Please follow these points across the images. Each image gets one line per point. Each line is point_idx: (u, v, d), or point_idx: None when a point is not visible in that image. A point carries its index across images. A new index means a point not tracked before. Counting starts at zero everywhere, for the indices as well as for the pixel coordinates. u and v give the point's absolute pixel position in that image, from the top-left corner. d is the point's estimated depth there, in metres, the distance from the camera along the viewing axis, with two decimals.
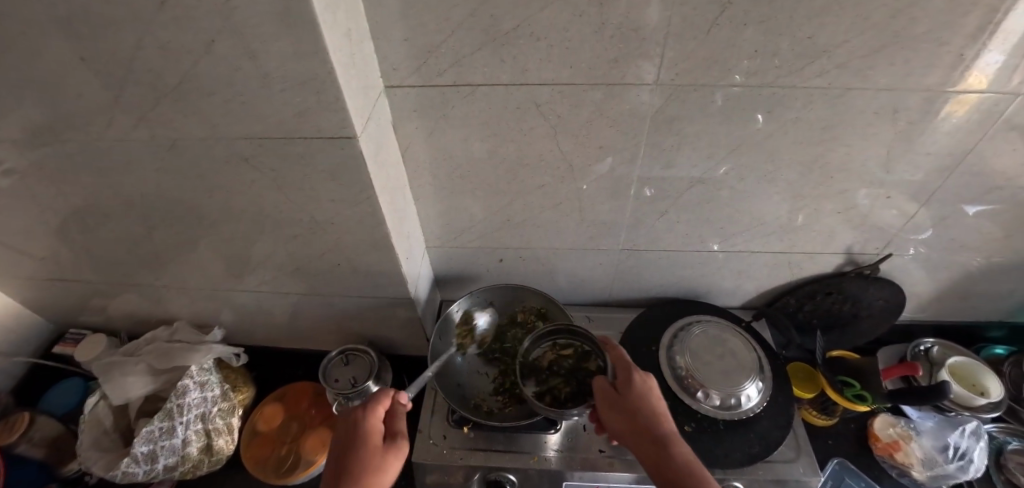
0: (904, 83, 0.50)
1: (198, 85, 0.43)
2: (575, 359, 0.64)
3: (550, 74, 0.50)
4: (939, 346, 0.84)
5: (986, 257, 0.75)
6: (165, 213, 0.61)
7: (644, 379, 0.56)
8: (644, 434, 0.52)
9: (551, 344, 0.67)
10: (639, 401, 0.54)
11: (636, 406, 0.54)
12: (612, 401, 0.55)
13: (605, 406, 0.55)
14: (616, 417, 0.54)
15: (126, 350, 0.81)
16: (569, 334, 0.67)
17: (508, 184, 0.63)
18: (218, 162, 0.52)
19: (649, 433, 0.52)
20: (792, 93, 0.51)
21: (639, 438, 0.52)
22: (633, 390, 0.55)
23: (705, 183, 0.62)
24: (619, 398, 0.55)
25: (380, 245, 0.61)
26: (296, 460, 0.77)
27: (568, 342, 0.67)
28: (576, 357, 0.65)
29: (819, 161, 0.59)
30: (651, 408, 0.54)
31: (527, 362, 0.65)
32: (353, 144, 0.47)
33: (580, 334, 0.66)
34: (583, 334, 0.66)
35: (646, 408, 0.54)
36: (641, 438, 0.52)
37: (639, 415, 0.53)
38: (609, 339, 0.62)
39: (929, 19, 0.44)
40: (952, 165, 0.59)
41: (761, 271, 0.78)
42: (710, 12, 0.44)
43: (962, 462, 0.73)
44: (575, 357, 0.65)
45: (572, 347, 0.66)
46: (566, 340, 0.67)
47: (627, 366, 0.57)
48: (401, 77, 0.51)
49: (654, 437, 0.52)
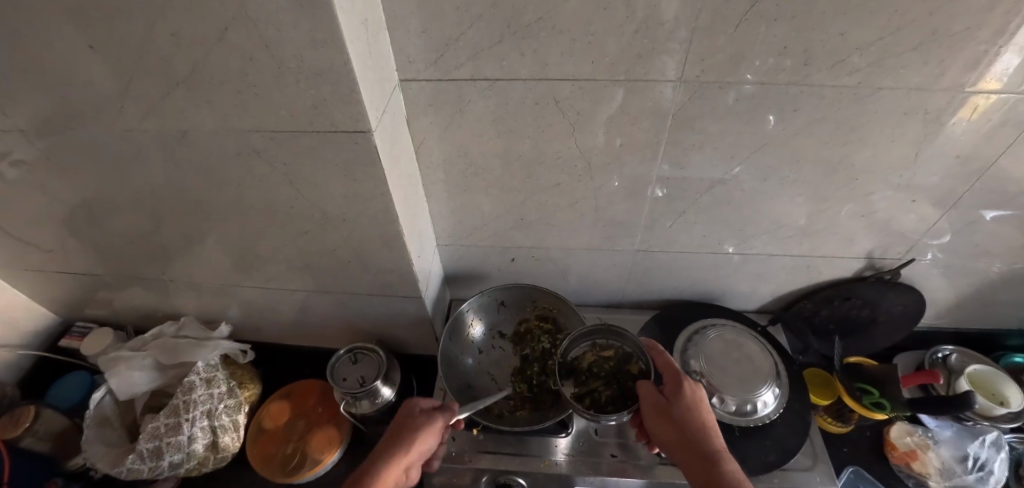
0: (939, 83, 0.48)
1: (210, 76, 0.42)
2: (616, 362, 0.63)
3: (570, 69, 0.48)
4: (958, 354, 0.82)
5: (1011, 263, 0.72)
6: (173, 207, 0.60)
7: (693, 389, 0.55)
8: (692, 447, 0.51)
9: (589, 345, 0.65)
10: (688, 413, 0.53)
11: (685, 417, 0.53)
12: (660, 410, 0.54)
13: (652, 413, 0.54)
14: (664, 427, 0.53)
15: (132, 345, 0.80)
16: (608, 334, 0.66)
17: (522, 182, 0.62)
18: (229, 156, 0.51)
19: (696, 447, 0.51)
20: (821, 92, 0.49)
21: (686, 451, 0.52)
22: (682, 401, 0.54)
23: (725, 184, 0.61)
24: (667, 407, 0.54)
25: (391, 242, 0.59)
26: (301, 461, 0.76)
27: (608, 343, 0.65)
28: (617, 359, 0.63)
29: (844, 163, 0.57)
30: (699, 421, 0.53)
31: (565, 363, 0.64)
32: (367, 139, 0.46)
33: (621, 335, 0.64)
34: (624, 335, 0.64)
35: (695, 420, 0.53)
36: (688, 452, 0.51)
37: (688, 427, 0.52)
38: (654, 344, 0.60)
39: (969, 16, 0.42)
40: (982, 169, 0.57)
41: (778, 274, 0.76)
42: (740, 6, 0.42)
43: (982, 473, 0.71)
44: (616, 359, 0.63)
45: (613, 348, 0.65)
46: (605, 341, 0.65)
47: (675, 373, 0.56)
48: (417, 71, 0.49)
49: (702, 451, 0.51)
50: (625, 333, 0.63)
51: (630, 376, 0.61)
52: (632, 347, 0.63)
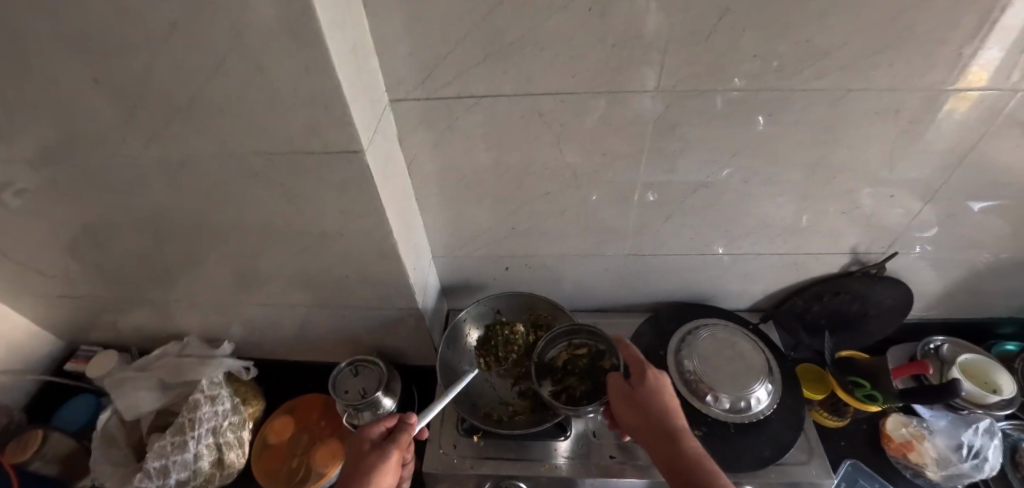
0: (906, 83, 0.50)
1: (208, 104, 0.44)
2: (590, 358, 0.66)
3: (552, 83, 0.50)
4: (949, 344, 0.83)
5: (994, 253, 0.74)
6: (175, 229, 0.62)
7: (656, 376, 0.57)
8: (656, 431, 0.53)
9: (565, 344, 0.68)
10: (652, 399, 0.55)
11: (649, 404, 0.55)
12: (626, 397, 0.56)
13: (619, 402, 0.56)
14: (630, 413, 0.55)
15: (137, 366, 0.81)
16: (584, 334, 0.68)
17: (512, 192, 0.63)
18: (228, 178, 0.53)
19: (659, 429, 0.53)
20: (795, 96, 0.51)
21: (650, 435, 0.54)
22: (646, 387, 0.56)
23: (709, 187, 0.62)
24: (633, 394, 0.56)
25: (386, 255, 0.61)
26: (305, 474, 0.77)
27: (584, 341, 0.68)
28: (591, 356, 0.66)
29: (822, 162, 0.59)
30: (663, 405, 0.55)
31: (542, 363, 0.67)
32: (360, 158, 0.48)
33: (597, 334, 0.67)
34: (601, 334, 0.66)
35: (658, 405, 0.55)
36: (652, 435, 0.53)
37: (651, 411, 0.54)
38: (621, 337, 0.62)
39: (927, 20, 0.44)
40: (956, 162, 0.59)
41: (767, 272, 0.77)
42: (709, 18, 0.44)
43: (977, 460, 0.72)
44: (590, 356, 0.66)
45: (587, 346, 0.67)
46: (581, 339, 0.68)
47: (640, 364, 0.58)
48: (406, 91, 0.52)
49: (664, 433, 0.53)
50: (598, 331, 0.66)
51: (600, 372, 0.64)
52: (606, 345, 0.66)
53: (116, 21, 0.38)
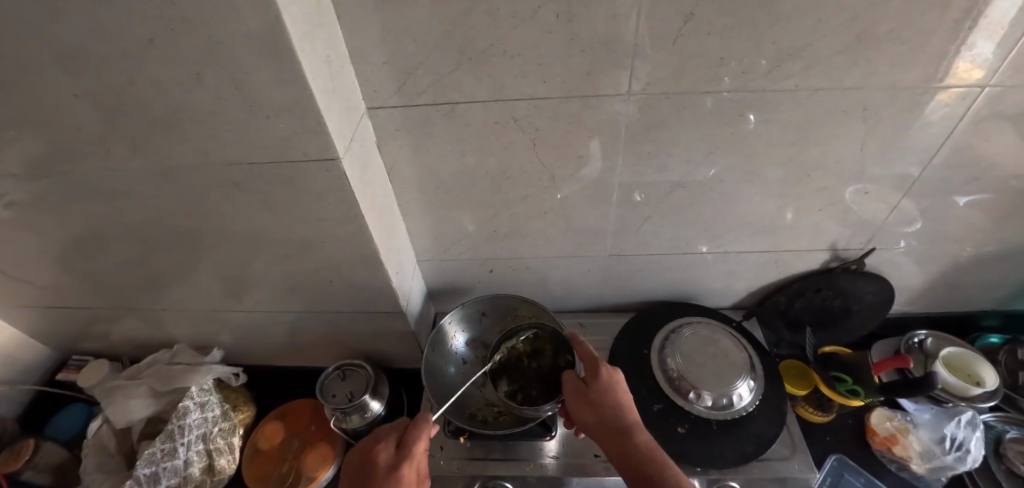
0: (872, 82, 0.51)
1: (186, 115, 0.45)
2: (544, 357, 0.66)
3: (525, 89, 0.51)
4: (933, 338, 0.84)
5: (971, 247, 0.75)
6: (161, 239, 0.63)
7: (610, 373, 0.57)
8: (609, 427, 0.55)
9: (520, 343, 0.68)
10: (604, 396, 0.56)
11: (603, 401, 0.56)
12: (581, 396, 0.56)
13: (575, 400, 0.57)
14: (585, 411, 0.56)
15: (127, 374, 0.82)
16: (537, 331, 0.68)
17: (491, 196, 0.64)
18: (210, 188, 0.53)
19: (613, 425, 0.55)
20: (764, 97, 0.52)
21: (603, 430, 0.55)
22: (600, 385, 0.56)
23: (686, 187, 0.63)
24: (586, 392, 0.56)
25: (368, 260, 0.62)
26: (296, 478, 0.78)
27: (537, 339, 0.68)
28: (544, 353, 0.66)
29: (796, 160, 0.60)
30: (615, 401, 0.56)
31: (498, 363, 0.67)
32: (337, 166, 0.49)
33: (547, 330, 0.67)
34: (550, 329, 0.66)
35: (612, 401, 0.56)
36: (604, 431, 0.55)
37: (605, 409, 0.55)
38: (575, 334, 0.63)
39: (888, 20, 0.45)
40: (928, 158, 0.60)
41: (750, 270, 0.78)
42: (675, 23, 0.45)
43: (959, 453, 0.73)
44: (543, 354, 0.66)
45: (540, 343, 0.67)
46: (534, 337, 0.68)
47: (594, 361, 0.58)
48: (382, 99, 0.52)
49: (616, 429, 0.55)
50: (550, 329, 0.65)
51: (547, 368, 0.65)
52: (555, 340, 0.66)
53: (93, 37, 0.39)
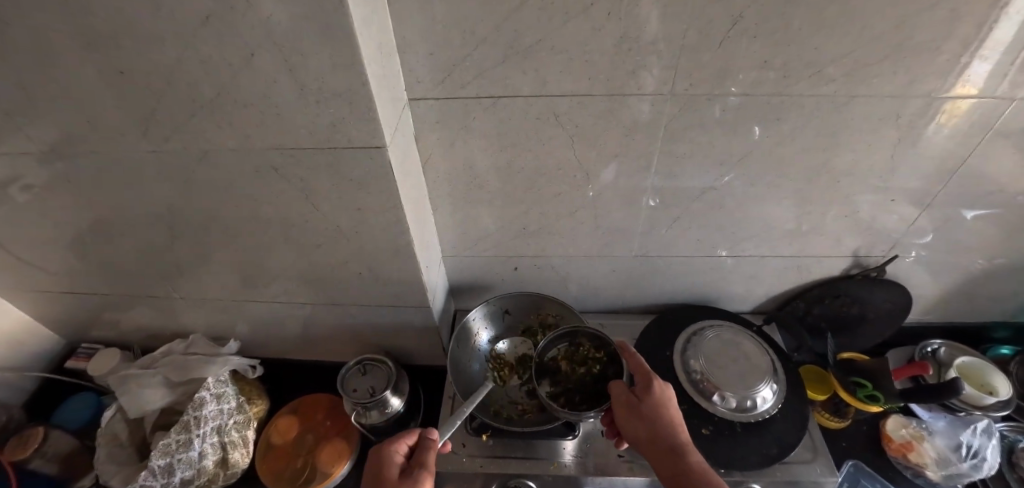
0: (907, 91, 0.52)
1: (233, 98, 0.45)
2: (590, 364, 0.66)
3: (568, 85, 0.51)
4: (947, 347, 0.85)
5: (988, 258, 0.76)
6: (188, 224, 0.62)
7: (662, 388, 0.58)
8: (662, 443, 0.55)
9: (563, 347, 0.69)
10: (656, 410, 0.56)
11: (654, 415, 0.56)
12: (631, 407, 0.57)
13: (623, 412, 0.57)
14: (635, 423, 0.56)
15: (141, 364, 0.80)
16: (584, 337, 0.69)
17: (523, 193, 0.64)
18: (247, 173, 0.53)
19: (665, 441, 0.55)
20: (801, 101, 0.53)
21: (653, 446, 0.55)
22: (652, 399, 0.57)
23: (715, 191, 0.64)
24: (638, 404, 0.57)
25: (400, 252, 0.61)
26: (311, 474, 0.77)
27: (582, 345, 0.69)
28: (589, 360, 0.67)
29: (826, 166, 0.61)
30: (667, 417, 0.56)
31: (541, 364, 0.68)
32: (381, 154, 0.49)
33: (597, 339, 0.68)
34: (600, 337, 0.67)
35: (663, 417, 0.56)
36: (654, 446, 0.55)
37: (657, 423, 0.56)
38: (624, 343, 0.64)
39: (930, 29, 0.46)
40: (954, 169, 0.61)
41: (771, 275, 0.79)
42: (721, 25, 0.46)
43: (976, 460, 0.73)
44: (588, 361, 0.67)
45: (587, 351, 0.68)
46: (580, 342, 0.69)
47: (646, 375, 0.59)
48: (424, 90, 0.53)
49: (667, 445, 0.55)
50: (603, 337, 0.66)
51: (592, 376, 0.65)
52: (604, 351, 0.67)
53: (148, 14, 0.39)
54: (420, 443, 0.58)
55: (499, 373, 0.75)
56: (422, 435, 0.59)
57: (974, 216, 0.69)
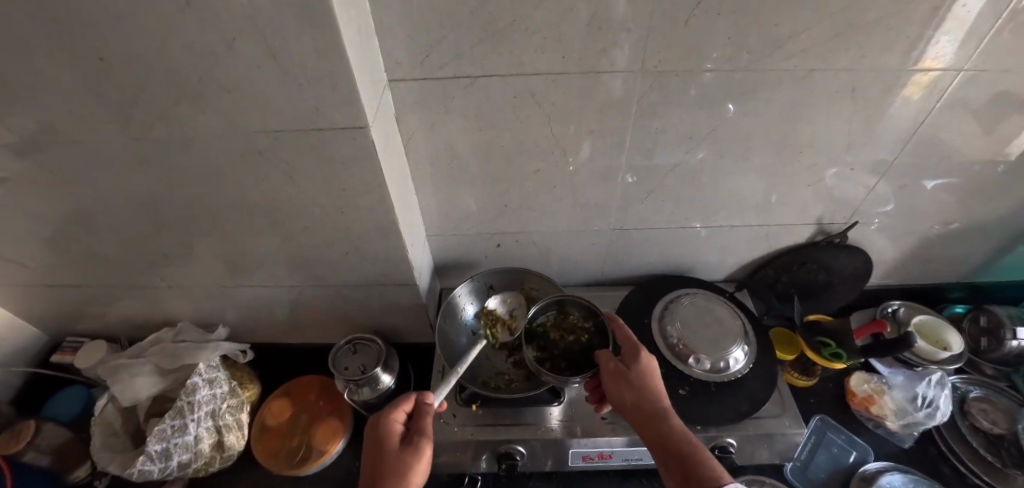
0: (861, 65, 0.55)
1: (217, 82, 0.46)
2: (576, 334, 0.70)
3: (543, 65, 0.53)
4: (906, 308, 0.91)
5: (941, 223, 0.81)
6: (173, 211, 0.63)
7: (648, 359, 0.62)
8: (646, 407, 0.57)
9: (552, 319, 0.72)
10: (642, 377, 0.60)
11: (641, 382, 0.59)
12: (619, 373, 0.60)
13: (611, 378, 0.60)
14: (622, 389, 0.59)
15: (131, 353, 0.81)
16: (572, 310, 0.73)
17: (502, 172, 0.67)
18: (231, 157, 0.54)
19: (650, 406, 0.57)
20: (763, 76, 0.56)
21: (638, 411, 0.58)
22: (638, 368, 0.60)
23: (687, 164, 0.67)
24: (626, 372, 0.60)
25: (385, 232, 0.63)
26: (306, 453, 0.79)
27: (571, 317, 0.72)
28: (576, 331, 0.70)
29: (790, 138, 0.64)
30: (652, 385, 0.59)
31: (530, 333, 0.71)
32: (364, 134, 0.50)
33: (586, 311, 0.71)
34: (589, 309, 0.71)
35: (648, 385, 0.59)
36: (639, 412, 0.57)
37: (642, 389, 0.59)
38: (614, 317, 0.67)
39: (880, 6, 0.49)
40: (907, 138, 0.65)
41: (742, 245, 0.83)
42: (687, 4, 0.48)
43: (930, 409, 0.79)
44: (576, 333, 0.70)
45: (575, 322, 0.71)
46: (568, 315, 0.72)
47: (634, 346, 0.63)
48: (404, 71, 0.54)
49: (652, 410, 0.57)
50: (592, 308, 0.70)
51: (580, 344, 0.68)
52: (592, 322, 0.70)
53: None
54: (415, 411, 0.60)
55: (491, 330, 0.77)
56: (418, 402, 0.60)
57: (936, 185, 0.74)
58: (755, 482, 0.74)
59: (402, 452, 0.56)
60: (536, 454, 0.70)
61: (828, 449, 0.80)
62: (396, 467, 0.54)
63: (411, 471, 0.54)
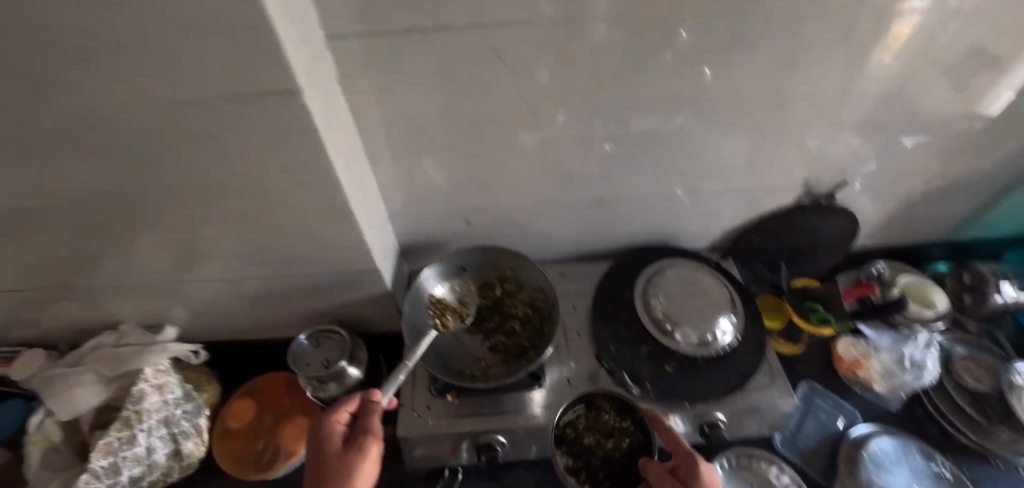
0: (862, 6, 0.49)
1: (102, 43, 0.37)
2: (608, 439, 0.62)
3: (506, 13, 0.46)
4: (890, 270, 0.89)
5: (930, 180, 0.78)
6: (89, 202, 0.54)
7: (707, 471, 0.54)
8: None
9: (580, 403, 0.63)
10: None
11: None
12: None
13: None
14: None
15: (69, 360, 0.73)
16: (604, 397, 0.64)
17: (467, 140, 0.60)
18: (143, 132, 0.46)
19: None
20: (755, 21, 0.50)
21: None
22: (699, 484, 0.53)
23: (669, 125, 0.62)
24: None
25: (338, 214, 0.57)
26: (274, 456, 0.73)
27: (602, 404, 0.63)
28: (610, 436, 0.62)
29: (779, 92, 0.59)
30: None
31: (557, 432, 0.62)
32: (298, 100, 0.43)
33: (621, 405, 0.63)
34: (625, 405, 0.62)
35: None
36: None
37: None
38: (659, 418, 0.59)
39: None
40: (900, 89, 0.61)
41: (727, 210, 0.78)
42: None
43: (918, 372, 0.78)
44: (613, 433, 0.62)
45: (607, 410, 0.63)
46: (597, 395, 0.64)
47: (690, 457, 0.54)
48: (343, 26, 0.46)
49: None
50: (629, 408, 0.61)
51: (619, 453, 0.61)
52: (630, 420, 0.62)
53: None
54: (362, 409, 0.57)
55: (441, 318, 0.71)
56: (365, 401, 0.57)
57: (909, 143, 0.70)
58: (745, 455, 0.72)
59: (347, 451, 0.54)
60: (518, 442, 0.67)
61: (817, 415, 0.78)
62: (340, 467, 0.52)
63: (355, 471, 0.52)
